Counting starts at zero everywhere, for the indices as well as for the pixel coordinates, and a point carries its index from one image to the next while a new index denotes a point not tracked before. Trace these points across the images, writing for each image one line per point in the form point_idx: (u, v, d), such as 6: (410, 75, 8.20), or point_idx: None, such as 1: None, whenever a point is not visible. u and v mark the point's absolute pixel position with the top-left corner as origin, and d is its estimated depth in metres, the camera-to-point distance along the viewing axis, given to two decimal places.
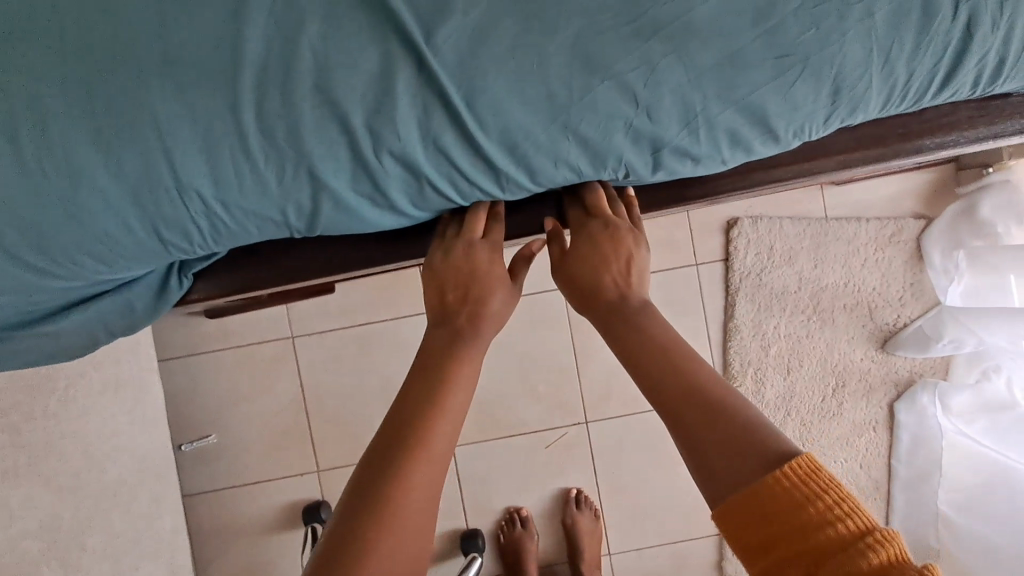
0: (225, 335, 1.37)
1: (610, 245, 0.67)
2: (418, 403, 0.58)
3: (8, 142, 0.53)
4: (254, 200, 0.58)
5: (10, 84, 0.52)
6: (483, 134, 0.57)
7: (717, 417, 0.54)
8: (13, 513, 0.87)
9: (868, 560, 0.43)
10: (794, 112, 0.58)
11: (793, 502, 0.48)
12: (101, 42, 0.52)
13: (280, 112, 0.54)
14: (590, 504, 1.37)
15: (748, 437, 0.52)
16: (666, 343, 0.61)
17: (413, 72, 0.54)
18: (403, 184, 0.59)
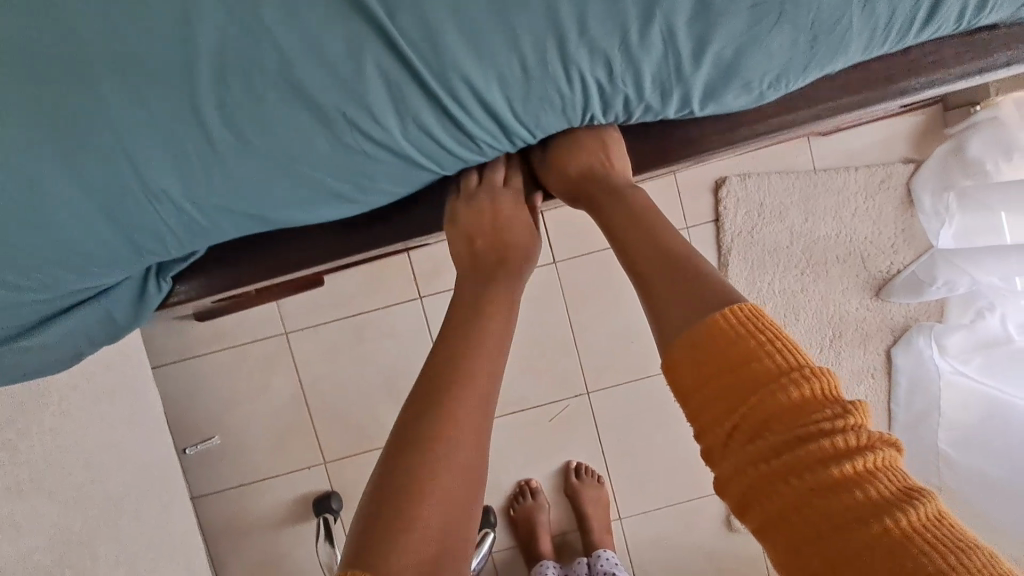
0: (218, 337, 1.35)
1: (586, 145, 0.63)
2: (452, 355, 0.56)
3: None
4: (226, 198, 0.55)
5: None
6: (460, 110, 0.54)
7: (672, 272, 0.55)
8: (20, 530, 0.87)
9: (795, 395, 0.45)
10: (776, 65, 0.57)
11: (735, 341, 0.48)
12: (40, 43, 0.49)
13: (246, 105, 0.51)
14: (592, 472, 1.39)
15: (704, 289, 0.53)
16: (631, 211, 0.62)
17: (382, 51, 0.50)
18: (380, 168, 0.56)
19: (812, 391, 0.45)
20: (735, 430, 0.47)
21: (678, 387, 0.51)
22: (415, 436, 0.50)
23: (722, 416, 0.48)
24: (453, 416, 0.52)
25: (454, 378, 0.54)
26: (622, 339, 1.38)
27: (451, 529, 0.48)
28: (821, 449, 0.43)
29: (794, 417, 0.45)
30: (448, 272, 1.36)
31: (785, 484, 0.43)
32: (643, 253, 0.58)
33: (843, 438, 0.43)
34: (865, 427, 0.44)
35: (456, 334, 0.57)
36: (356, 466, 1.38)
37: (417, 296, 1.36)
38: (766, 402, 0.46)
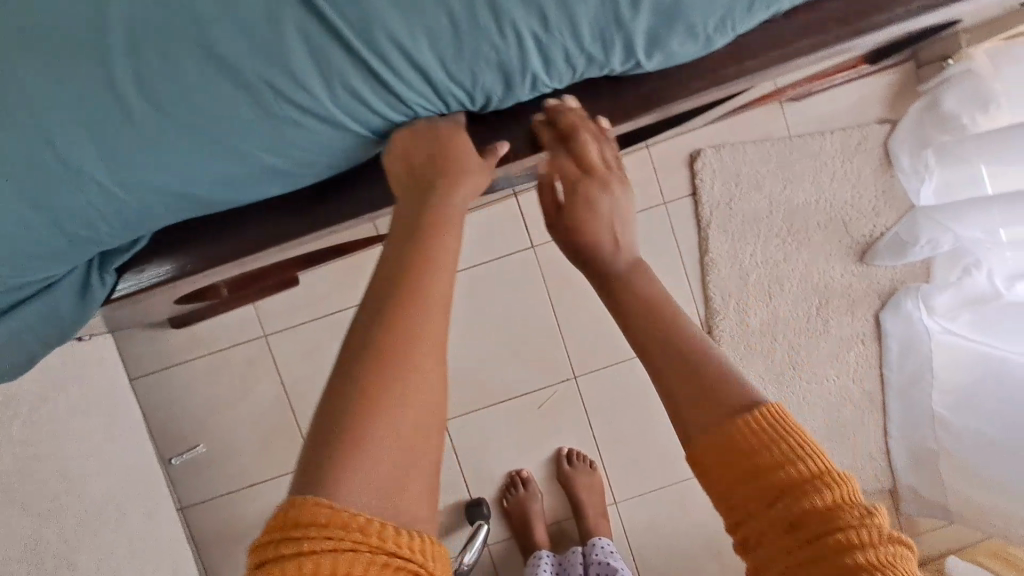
0: (196, 343, 1.33)
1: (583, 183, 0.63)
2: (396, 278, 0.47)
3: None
4: (152, 176, 0.53)
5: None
6: (389, 70, 0.52)
7: (688, 359, 0.51)
8: None
9: (814, 502, 0.42)
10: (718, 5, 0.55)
11: (754, 444, 0.45)
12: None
13: (164, 77, 0.49)
14: (585, 458, 1.37)
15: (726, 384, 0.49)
16: (638, 280, 0.58)
17: (301, 11, 0.49)
18: (312, 137, 0.54)
19: (830, 497, 0.42)
20: (757, 536, 0.44)
21: (701, 478, 0.48)
22: (365, 360, 0.44)
23: (743, 515, 0.45)
24: (411, 336, 0.45)
25: (412, 292, 0.46)
26: (607, 320, 1.36)
27: (409, 455, 0.44)
28: (845, 554, 0.40)
29: (812, 524, 0.42)
30: None
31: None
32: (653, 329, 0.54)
33: (866, 552, 0.40)
34: (887, 539, 0.41)
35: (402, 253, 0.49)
36: None
37: None
38: (790, 505, 0.43)
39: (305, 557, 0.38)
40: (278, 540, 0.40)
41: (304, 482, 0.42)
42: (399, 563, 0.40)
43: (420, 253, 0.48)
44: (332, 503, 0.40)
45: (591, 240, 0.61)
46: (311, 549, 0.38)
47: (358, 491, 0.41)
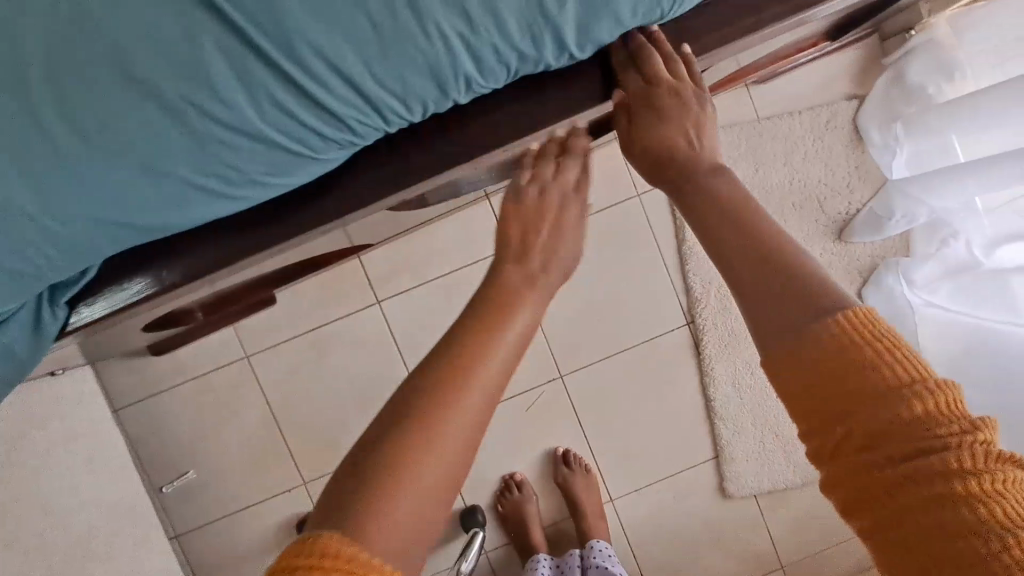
0: (179, 370, 1.32)
1: (658, 113, 0.60)
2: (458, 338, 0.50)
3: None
4: (85, 207, 0.53)
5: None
6: (313, 81, 0.51)
7: (774, 264, 0.50)
8: None
9: (918, 407, 0.43)
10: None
11: (849, 346, 0.45)
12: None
13: (85, 104, 0.49)
14: (581, 460, 1.36)
15: (816, 289, 0.48)
16: (721, 198, 0.55)
17: (218, 29, 0.49)
18: (245, 156, 0.53)
19: (932, 405, 0.43)
20: (843, 440, 0.45)
21: (782, 385, 0.48)
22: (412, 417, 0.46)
23: (829, 424, 0.46)
24: (452, 402, 0.47)
25: (466, 365, 0.49)
26: (590, 316, 1.35)
27: (432, 512, 0.45)
28: (943, 466, 0.41)
29: (912, 432, 0.43)
30: (403, 273, 1.33)
31: (902, 498, 0.43)
32: (745, 247, 0.51)
33: (966, 456, 0.41)
34: (989, 443, 0.43)
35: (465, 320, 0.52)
36: None
37: (375, 301, 1.33)
38: (887, 412, 0.43)
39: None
40: (289, 566, 0.41)
41: (323, 518, 0.43)
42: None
43: (479, 330, 0.51)
44: (350, 541, 0.41)
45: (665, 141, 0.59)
46: None
47: (377, 535, 0.42)
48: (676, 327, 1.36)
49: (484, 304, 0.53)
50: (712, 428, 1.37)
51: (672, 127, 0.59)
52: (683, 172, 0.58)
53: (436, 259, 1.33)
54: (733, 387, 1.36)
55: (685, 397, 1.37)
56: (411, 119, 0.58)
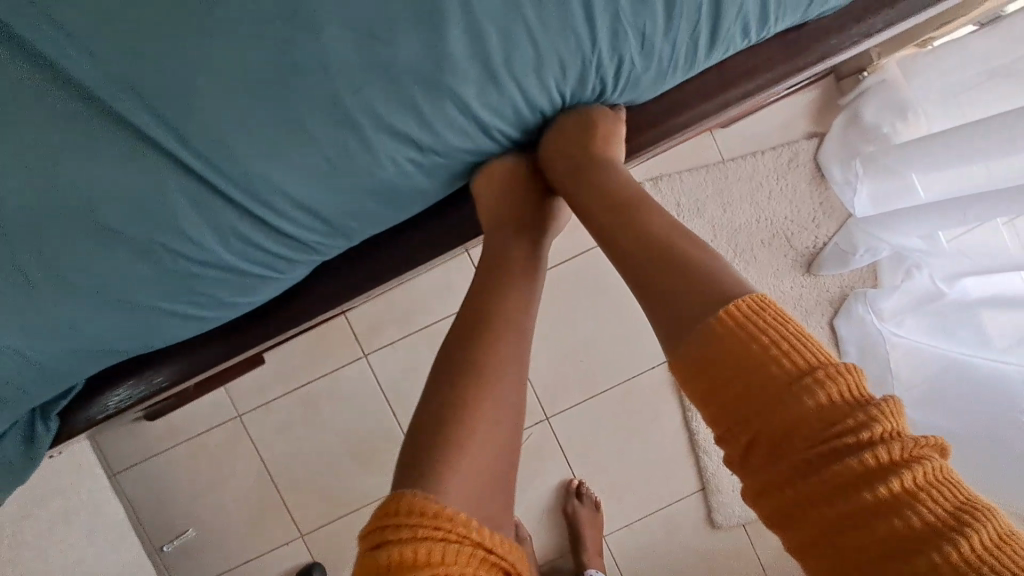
0: (173, 432, 1.36)
1: (582, 128, 0.62)
2: (484, 296, 0.58)
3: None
4: (71, 338, 0.57)
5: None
6: (277, 215, 0.57)
7: (672, 264, 0.53)
8: None
9: (816, 400, 0.42)
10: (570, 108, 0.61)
11: (739, 343, 0.46)
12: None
13: (62, 253, 0.53)
14: (591, 494, 1.39)
15: (705, 286, 0.50)
16: (635, 223, 0.57)
17: (184, 181, 0.53)
18: (217, 281, 0.59)
19: (834, 394, 0.43)
20: (758, 440, 0.45)
21: (691, 386, 0.49)
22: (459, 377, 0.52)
23: (742, 425, 0.46)
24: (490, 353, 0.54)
25: (497, 321, 0.56)
26: (573, 359, 1.39)
27: (491, 473, 0.49)
28: (855, 462, 0.40)
29: (817, 425, 0.42)
30: (388, 327, 1.37)
31: (824, 504, 0.41)
32: (652, 277, 0.54)
33: (878, 450, 0.40)
34: (904, 433, 0.41)
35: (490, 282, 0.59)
36: (334, 533, 1.38)
37: (362, 354, 1.37)
38: (788, 406, 0.43)
39: (417, 542, 0.43)
40: (392, 525, 0.44)
41: (402, 484, 0.48)
42: (494, 559, 0.45)
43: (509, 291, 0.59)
44: (435, 498, 0.45)
45: (562, 153, 0.63)
46: (422, 537, 0.43)
47: (456, 492, 0.46)
48: (656, 365, 1.40)
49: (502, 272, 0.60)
50: (698, 461, 1.41)
51: (596, 147, 0.61)
52: (578, 174, 0.62)
53: (419, 312, 1.37)
54: None
55: (669, 432, 1.40)
56: (372, 231, 0.64)
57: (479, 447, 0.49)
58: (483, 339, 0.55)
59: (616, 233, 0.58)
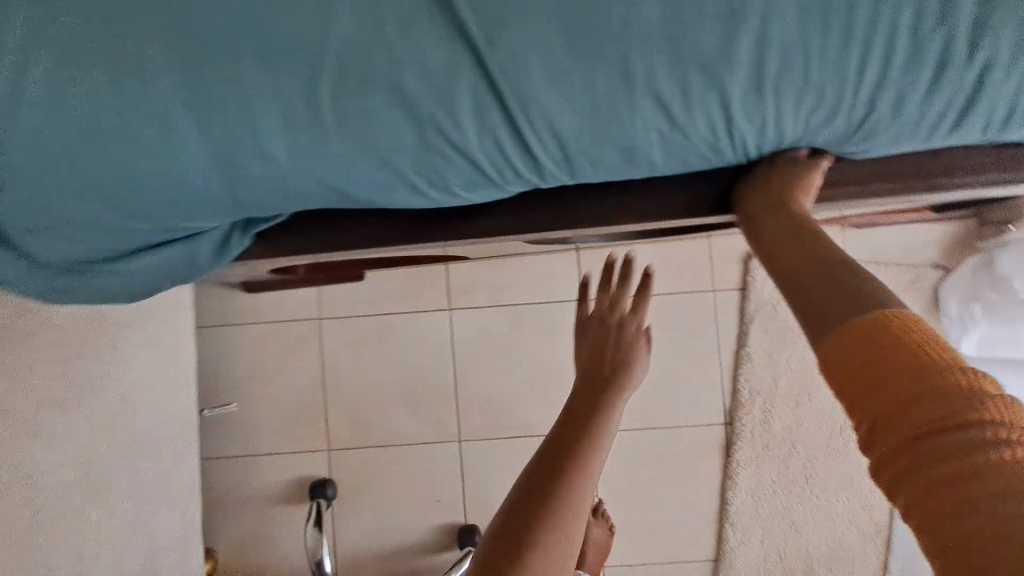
0: (256, 310, 1.44)
1: (787, 177, 0.66)
2: (580, 406, 0.64)
3: (104, 94, 0.60)
4: (320, 170, 0.65)
5: (106, 37, 0.59)
6: (531, 132, 0.64)
7: (826, 267, 0.54)
8: (57, 443, 0.93)
9: (937, 382, 0.41)
10: (801, 138, 0.66)
11: (875, 329, 0.46)
12: (190, 5, 0.59)
13: (355, 96, 0.62)
14: (607, 516, 1.37)
15: (854, 288, 0.50)
16: (805, 245, 0.58)
17: (476, 75, 0.61)
18: (455, 168, 0.66)
19: (958, 382, 0.41)
20: (872, 416, 0.43)
21: (822, 366, 0.48)
22: (551, 466, 0.56)
23: (853, 405, 0.45)
24: (584, 456, 0.58)
25: (592, 436, 0.60)
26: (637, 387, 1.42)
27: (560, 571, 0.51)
28: (963, 440, 0.39)
29: (935, 407, 0.41)
30: (480, 291, 1.43)
31: (929, 479, 0.39)
32: (802, 290, 0.54)
33: (995, 438, 0.38)
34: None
35: (589, 393, 0.66)
36: (359, 459, 1.42)
37: (447, 307, 1.43)
38: (907, 386, 0.42)
39: None
40: None
41: (480, 561, 0.51)
42: None
43: (605, 406, 0.64)
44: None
45: (760, 194, 0.67)
46: None
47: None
48: (713, 423, 1.41)
49: (602, 387, 0.67)
50: (721, 531, 1.40)
51: (789, 194, 0.65)
52: (768, 204, 0.66)
53: (513, 290, 1.43)
54: (753, 497, 1.39)
55: (704, 492, 1.40)
56: (592, 178, 0.70)
57: (555, 540, 0.51)
58: (569, 438, 0.60)
59: (782, 246, 0.60)
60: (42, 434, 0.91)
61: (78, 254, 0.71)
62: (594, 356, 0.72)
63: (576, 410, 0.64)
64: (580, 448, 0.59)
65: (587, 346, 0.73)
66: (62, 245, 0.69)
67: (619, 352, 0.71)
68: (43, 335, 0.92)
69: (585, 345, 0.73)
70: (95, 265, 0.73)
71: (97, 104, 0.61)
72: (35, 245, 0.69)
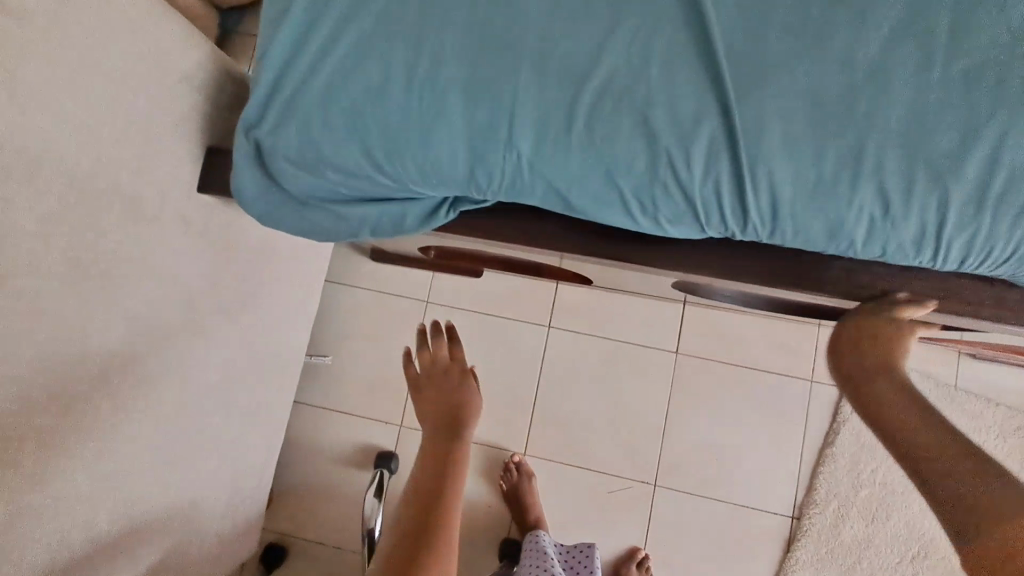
0: (373, 278, 1.53)
1: (869, 323, 0.76)
2: (429, 474, 0.71)
3: (403, 66, 0.72)
4: (551, 172, 0.72)
5: (418, 23, 0.71)
6: (752, 186, 0.68)
7: (930, 433, 0.64)
8: (216, 343, 0.98)
9: None
10: (1008, 257, 0.69)
11: (988, 504, 0.56)
12: (494, 15, 0.70)
13: (605, 117, 0.69)
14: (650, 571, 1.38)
15: (959, 460, 0.61)
16: (906, 403, 0.68)
17: (718, 126, 0.67)
18: (669, 201, 0.71)
19: None
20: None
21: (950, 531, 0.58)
22: (412, 538, 0.65)
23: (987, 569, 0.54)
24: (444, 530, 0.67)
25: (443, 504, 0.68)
26: (710, 453, 1.42)
27: None
28: None
29: None
30: (583, 318, 1.49)
31: None
32: (911, 442, 0.64)
33: None
34: None
35: (433, 467, 0.71)
36: None
37: (547, 324, 1.49)
38: None
39: None
40: None
41: None
42: None
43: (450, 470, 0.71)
44: None
45: (848, 334, 0.76)
46: None
47: None
48: (780, 513, 1.39)
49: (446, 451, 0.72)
50: None
51: (871, 343, 0.74)
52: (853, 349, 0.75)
53: (614, 325, 1.48)
54: None
55: None
56: (791, 244, 0.73)
57: None
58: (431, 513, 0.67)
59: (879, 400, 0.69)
60: (209, 331, 0.95)
61: (314, 189, 0.81)
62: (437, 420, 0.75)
63: (422, 484, 0.70)
64: (438, 518, 0.67)
65: (421, 401, 0.77)
66: (304, 179, 0.80)
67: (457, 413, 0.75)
68: (238, 241, 0.97)
69: (423, 412, 0.76)
70: (320, 202, 0.83)
71: (394, 74, 0.72)
72: (286, 172, 0.79)
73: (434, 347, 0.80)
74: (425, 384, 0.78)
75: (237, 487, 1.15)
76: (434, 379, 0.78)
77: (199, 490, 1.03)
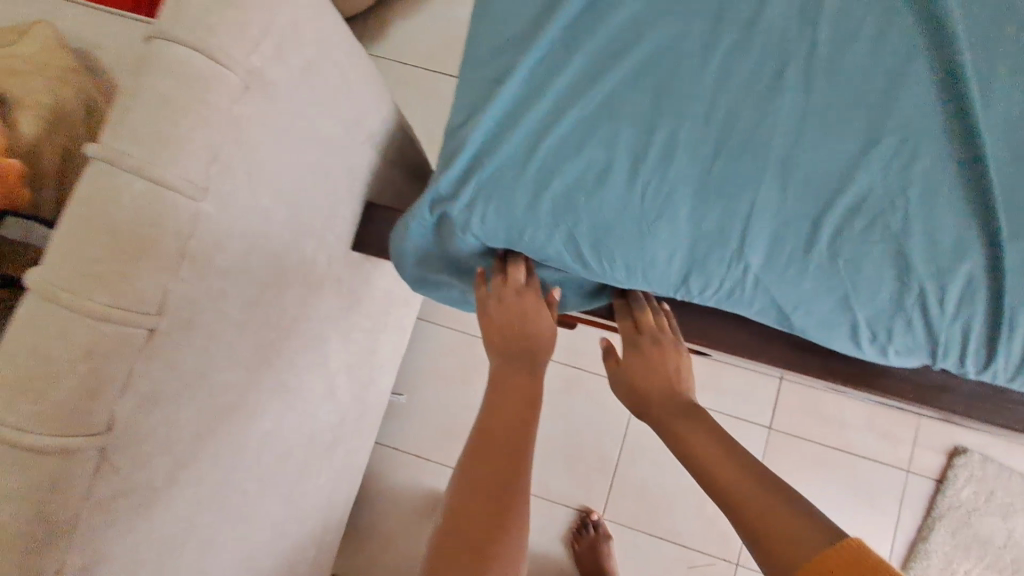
0: (458, 318, 1.46)
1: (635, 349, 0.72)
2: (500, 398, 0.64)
3: (628, 157, 0.66)
4: (778, 288, 0.66)
5: (649, 114, 0.66)
6: (1011, 332, 0.62)
7: (734, 476, 0.56)
8: (336, 403, 0.92)
9: None
10: None
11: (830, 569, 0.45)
12: (735, 116, 0.65)
13: (854, 239, 0.63)
14: None
15: (768, 506, 0.52)
16: (705, 433, 0.61)
17: (980, 265, 0.62)
18: (908, 334, 0.65)
19: None
20: None
21: None
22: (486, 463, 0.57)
23: None
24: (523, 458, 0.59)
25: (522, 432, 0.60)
26: None
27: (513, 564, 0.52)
28: None
29: None
30: None
31: None
32: (730, 493, 0.55)
33: None
34: None
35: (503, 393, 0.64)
36: None
37: None
38: None
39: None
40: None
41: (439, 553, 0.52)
42: None
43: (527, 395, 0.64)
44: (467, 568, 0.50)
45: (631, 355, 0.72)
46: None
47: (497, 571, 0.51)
48: None
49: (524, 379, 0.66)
50: None
51: (637, 358, 0.71)
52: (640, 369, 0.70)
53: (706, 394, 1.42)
54: None
55: None
56: None
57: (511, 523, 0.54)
58: (516, 439, 0.60)
59: (691, 441, 0.61)
60: (334, 392, 0.89)
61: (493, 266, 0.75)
62: (503, 339, 0.70)
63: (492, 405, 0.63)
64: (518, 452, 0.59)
65: (485, 315, 0.72)
66: None
67: (528, 332, 0.70)
68: (366, 294, 0.91)
69: (489, 326, 0.71)
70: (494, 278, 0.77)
71: (616, 163, 0.66)
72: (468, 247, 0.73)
73: (509, 270, 0.74)
74: (500, 296, 0.72)
75: (324, 545, 1.08)
76: (510, 294, 0.71)
77: (297, 553, 0.96)
